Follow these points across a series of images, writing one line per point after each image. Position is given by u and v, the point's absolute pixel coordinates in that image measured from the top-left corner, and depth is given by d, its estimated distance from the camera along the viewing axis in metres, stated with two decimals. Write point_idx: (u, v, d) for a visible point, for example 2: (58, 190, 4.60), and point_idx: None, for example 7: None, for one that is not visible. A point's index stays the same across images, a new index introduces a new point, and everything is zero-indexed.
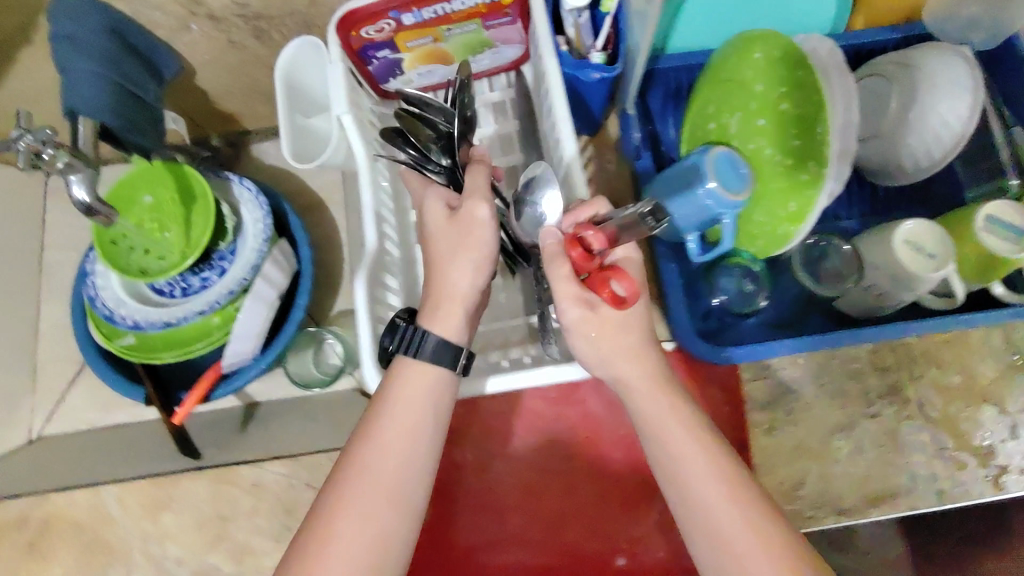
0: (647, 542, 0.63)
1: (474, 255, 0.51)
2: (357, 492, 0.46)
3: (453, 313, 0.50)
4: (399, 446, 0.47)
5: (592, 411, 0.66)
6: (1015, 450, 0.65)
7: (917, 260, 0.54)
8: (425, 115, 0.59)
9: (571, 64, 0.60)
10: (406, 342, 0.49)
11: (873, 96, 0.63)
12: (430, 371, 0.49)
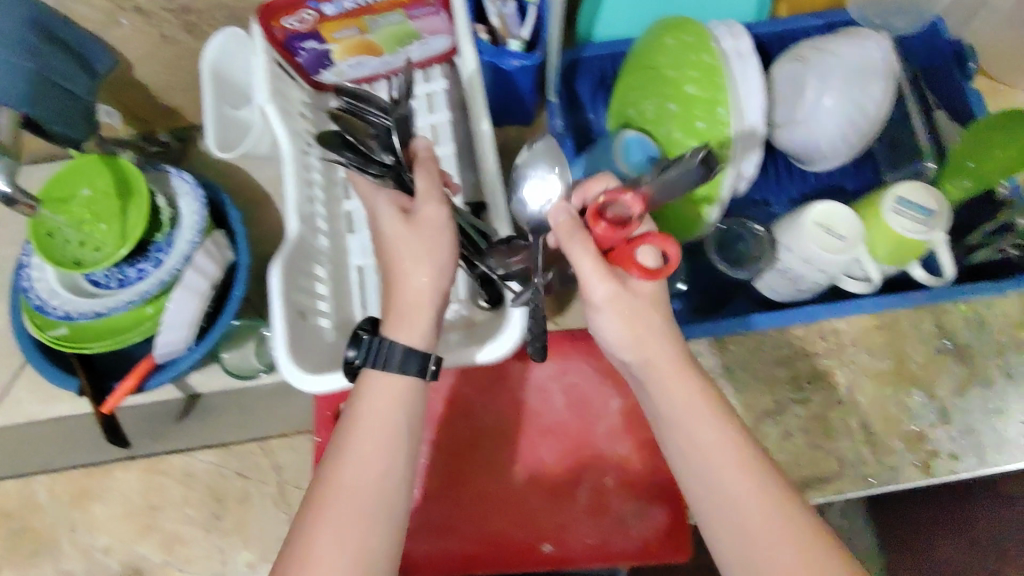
0: (574, 529, 0.62)
1: (438, 260, 0.50)
2: (337, 508, 0.46)
3: (418, 318, 0.50)
4: (378, 461, 0.47)
5: (520, 398, 0.67)
6: (943, 435, 0.65)
7: (827, 242, 0.54)
8: (365, 112, 0.56)
9: (489, 52, 0.61)
10: (373, 352, 0.49)
11: (790, 81, 0.62)
12: (401, 380, 0.49)
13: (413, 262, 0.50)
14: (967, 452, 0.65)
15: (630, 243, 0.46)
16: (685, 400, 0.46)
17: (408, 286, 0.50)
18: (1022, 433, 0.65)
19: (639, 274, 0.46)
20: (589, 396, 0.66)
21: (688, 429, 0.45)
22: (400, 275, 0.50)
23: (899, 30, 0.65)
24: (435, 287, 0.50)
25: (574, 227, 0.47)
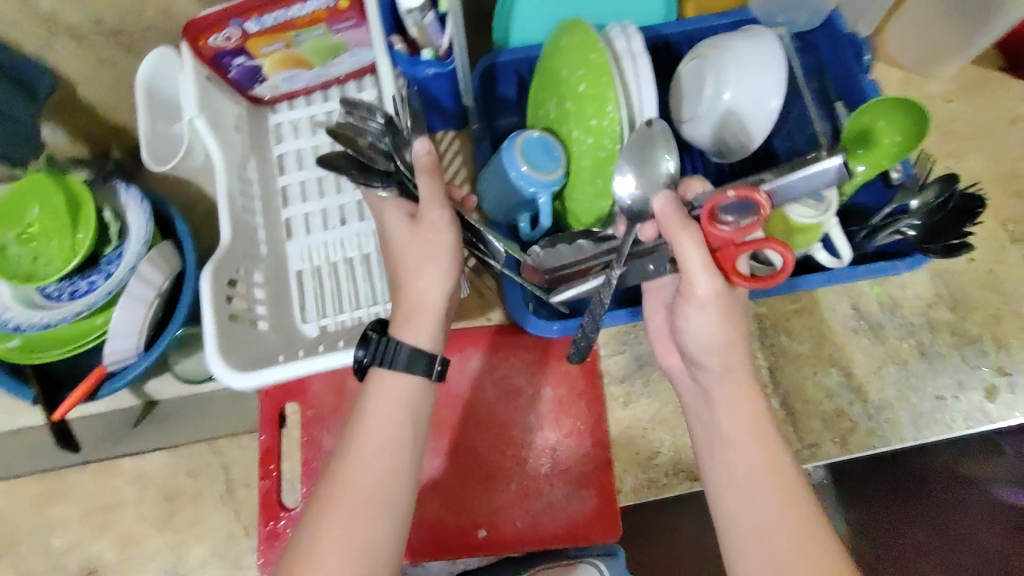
0: (507, 513, 0.66)
1: (441, 265, 0.53)
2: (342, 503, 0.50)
3: (423, 325, 0.54)
4: (382, 462, 0.52)
5: (455, 390, 0.69)
6: (860, 412, 0.68)
7: None
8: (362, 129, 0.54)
9: (405, 62, 0.65)
10: (381, 351, 0.53)
11: (691, 80, 0.66)
12: (409, 379, 0.53)
13: (417, 268, 0.53)
14: (884, 428, 0.68)
15: (742, 246, 0.48)
16: (751, 422, 0.51)
17: (414, 290, 0.54)
18: (936, 407, 0.68)
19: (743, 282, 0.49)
20: (519, 385, 0.69)
21: (748, 446, 0.51)
22: (406, 284, 0.54)
23: (804, 26, 0.71)
24: (438, 288, 0.54)
25: (687, 219, 0.48)
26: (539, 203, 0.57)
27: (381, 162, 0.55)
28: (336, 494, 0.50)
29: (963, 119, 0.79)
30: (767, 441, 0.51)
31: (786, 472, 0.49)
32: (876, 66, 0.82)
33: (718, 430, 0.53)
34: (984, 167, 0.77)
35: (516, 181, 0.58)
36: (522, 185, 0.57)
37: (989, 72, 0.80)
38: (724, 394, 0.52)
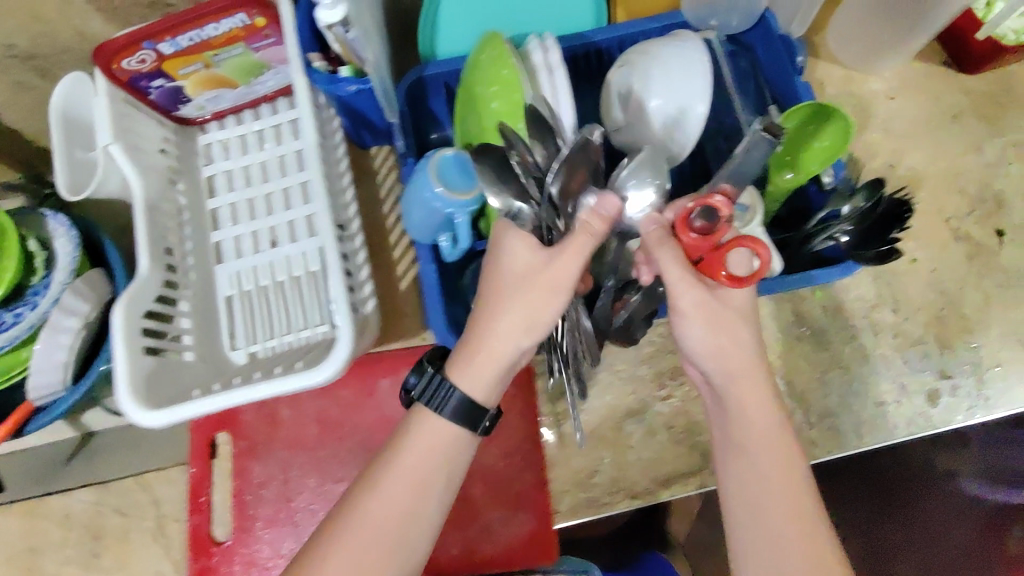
0: (440, 540, 0.66)
1: (528, 312, 0.51)
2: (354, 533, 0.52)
3: (485, 370, 0.52)
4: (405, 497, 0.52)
5: (389, 414, 0.68)
6: (802, 421, 0.67)
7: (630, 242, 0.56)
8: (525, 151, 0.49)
9: (322, 79, 0.63)
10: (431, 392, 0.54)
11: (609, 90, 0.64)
12: (455, 430, 0.53)
13: (501, 310, 0.51)
14: (828, 436, 0.67)
15: (721, 249, 0.49)
16: (781, 452, 0.53)
17: (493, 330, 0.52)
18: (876, 413, 0.68)
19: (728, 280, 0.50)
20: None
21: (760, 453, 0.53)
22: (484, 322, 0.52)
23: (736, 28, 0.69)
24: (513, 343, 0.52)
25: (665, 235, 0.50)
26: (456, 223, 0.56)
27: (532, 186, 0.50)
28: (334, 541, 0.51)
29: (905, 115, 0.78)
30: (779, 447, 0.53)
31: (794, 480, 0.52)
32: (818, 63, 0.80)
33: (733, 435, 0.54)
34: (926, 164, 0.76)
35: (430, 201, 0.55)
36: (437, 205, 0.55)
37: (933, 65, 0.79)
38: (746, 402, 0.53)
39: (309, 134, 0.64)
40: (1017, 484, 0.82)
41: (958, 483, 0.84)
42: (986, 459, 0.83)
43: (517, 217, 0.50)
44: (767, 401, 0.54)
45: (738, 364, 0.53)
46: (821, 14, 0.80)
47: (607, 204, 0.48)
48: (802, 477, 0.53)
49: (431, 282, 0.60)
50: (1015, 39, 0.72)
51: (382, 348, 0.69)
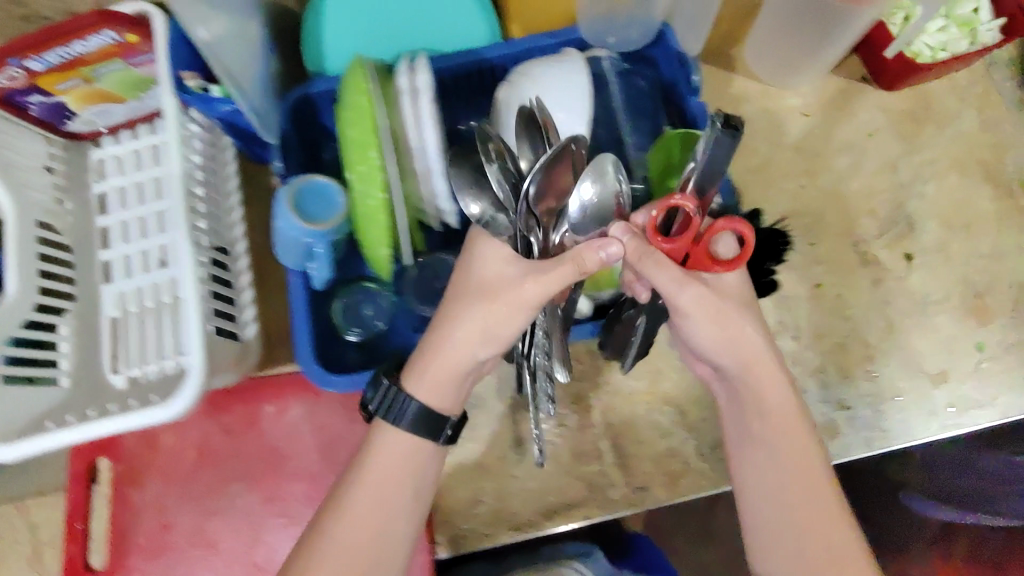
0: None
1: (490, 327, 0.51)
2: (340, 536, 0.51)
3: (442, 382, 0.53)
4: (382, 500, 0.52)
5: (271, 441, 0.67)
6: (693, 451, 0.67)
7: None
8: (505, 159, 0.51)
9: (196, 99, 0.60)
10: (388, 405, 0.53)
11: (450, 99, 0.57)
12: (413, 439, 0.53)
13: (461, 319, 0.51)
14: (718, 467, 0.67)
15: (702, 241, 0.51)
16: (779, 448, 0.55)
17: (452, 341, 0.52)
18: None
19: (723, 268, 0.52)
20: (339, 434, 0.67)
21: (776, 438, 0.55)
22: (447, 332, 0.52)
23: (638, 42, 0.66)
24: (471, 352, 0.52)
25: (643, 248, 0.49)
26: (311, 253, 0.54)
27: (510, 197, 0.51)
28: (336, 525, 0.52)
29: (821, 132, 0.75)
30: (794, 434, 0.55)
31: (803, 466, 0.54)
32: (733, 77, 0.77)
33: (747, 420, 0.56)
34: (838, 184, 0.73)
35: (286, 232, 0.54)
36: (293, 235, 0.54)
37: (851, 80, 0.76)
38: (764, 391, 0.55)
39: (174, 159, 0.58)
40: (964, 505, 0.84)
41: (907, 497, 0.85)
42: (940, 479, 0.84)
43: (496, 227, 0.52)
44: (783, 390, 0.55)
45: (754, 355, 0.54)
46: (737, 26, 0.77)
47: (611, 250, 0.48)
48: (799, 477, 0.54)
49: (300, 310, 0.58)
50: (931, 56, 0.72)
51: (262, 374, 0.68)
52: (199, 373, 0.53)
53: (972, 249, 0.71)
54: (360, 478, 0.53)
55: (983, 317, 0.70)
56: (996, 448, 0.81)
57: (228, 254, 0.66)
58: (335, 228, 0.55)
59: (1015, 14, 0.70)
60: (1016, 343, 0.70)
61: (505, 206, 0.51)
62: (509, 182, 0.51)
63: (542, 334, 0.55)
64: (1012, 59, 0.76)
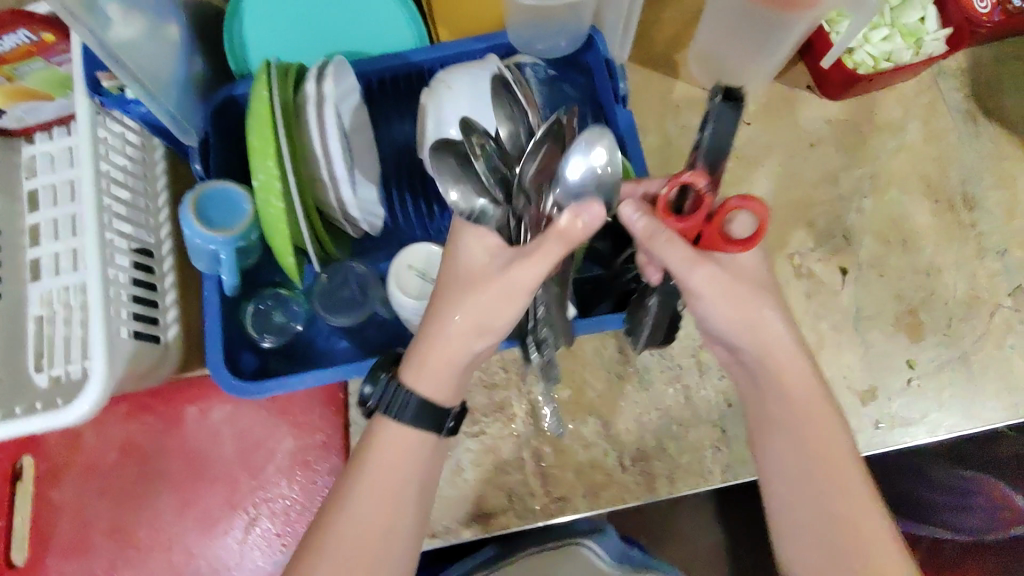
0: (232, 569, 0.67)
1: (479, 320, 0.47)
2: (349, 527, 0.49)
3: (443, 375, 0.48)
4: (391, 487, 0.49)
5: (192, 441, 0.68)
6: (615, 464, 0.67)
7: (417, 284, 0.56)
8: (489, 141, 0.47)
9: (111, 101, 0.59)
10: (389, 401, 0.50)
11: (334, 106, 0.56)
12: (418, 434, 0.50)
13: (451, 312, 0.48)
14: (640, 480, 0.66)
15: (713, 220, 0.46)
16: (791, 436, 0.51)
17: (445, 333, 0.48)
18: (693, 458, 0.67)
19: (736, 248, 0.47)
20: (259, 436, 0.68)
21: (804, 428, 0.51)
22: (441, 325, 0.48)
23: (566, 49, 0.65)
24: (468, 346, 0.48)
25: (655, 227, 0.45)
26: (214, 260, 0.54)
27: (495, 184, 0.46)
28: (339, 516, 0.49)
29: (763, 142, 0.73)
30: (824, 422, 0.51)
31: (835, 457, 0.50)
32: (676, 83, 0.75)
33: (764, 409, 0.53)
34: (776, 195, 0.72)
35: (190, 238, 0.54)
36: (196, 243, 0.54)
37: (795, 89, 0.74)
38: (787, 376, 0.51)
39: (86, 165, 0.56)
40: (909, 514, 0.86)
41: None
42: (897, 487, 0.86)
43: (485, 217, 0.46)
44: (805, 373, 0.51)
45: (773, 337, 0.51)
46: (680, 31, 0.76)
47: (590, 211, 0.41)
48: (826, 463, 0.50)
49: (211, 316, 0.57)
50: (874, 65, 0.70)
51: (184, 377, 0.69)
52: (101, 385, 0.53)
53: (908, 264, 0.70)
54: (363, 464, 0.50)
55: (916, 333, 0.69)
56: (955, 464, 0.85)
57: (153, 258, 0.65)
58: (236, 236, 0.54)
59: (961, 26, 0.68)
60: (949, 361, 0.69)
61: (491, 194, 0.46)
62: (500, 179, 0.46)
63: (542, 310, 0.51)
64: (962, 70, 0.75)
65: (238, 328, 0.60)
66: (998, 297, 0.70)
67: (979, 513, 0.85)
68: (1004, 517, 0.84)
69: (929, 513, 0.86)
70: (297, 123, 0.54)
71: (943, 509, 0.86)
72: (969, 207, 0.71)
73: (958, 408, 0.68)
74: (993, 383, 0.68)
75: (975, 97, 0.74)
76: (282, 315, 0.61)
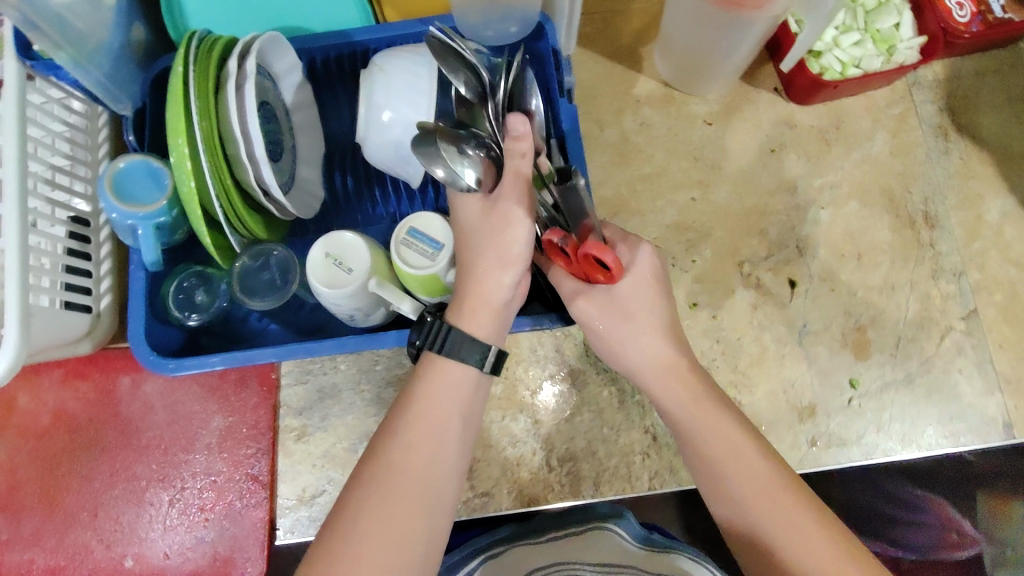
0: (153, 544, 0.67)
1: (502, 259, 0.48)
2: (390, 477, 0.44)
3: (484, 315, 0.48)
4: (428, 439, 0.45)
5: (124, 412, 0.68)
6: (542, 464, 0.66)
7: (338, 274, 0.55)
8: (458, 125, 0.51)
9: (40, 64, 0.56)
10: (434, 338, 0.48)
11: (260, 85, 0.56)
12: (462, 372, 0.48)
13: (476, 257, 0.49)
14: (565, 482, 0.66)
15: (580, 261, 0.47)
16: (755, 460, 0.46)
17: (474, 276, 0.49)
18: (622, 462, 0.66)
19: (604, 276, 0.47)
20: (190, 411, 0.68)
21: (728, 473, 0.46)
22: (476, 269, 0.49)
23: (516, 36, 0.63)
24: (498, 280, 0.48)
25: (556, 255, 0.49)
26: (130, 233, 0.55)
27: (470, 146, 0.50)
28: (377, 466, 0.44)
29: (724, 144, 0.71)
30: (751, 466, 0.45)
31: (782, 498, 0.44)
32: (638, 77, 0.73)
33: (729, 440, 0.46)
34: (732, 200, 0.70)
35: (109, 213, 0.55)
36: (112, 217, 0.55)
37: (762, 91, 0.72)
38: (695, 420, 0.47)
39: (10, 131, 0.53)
40: (888, 540, 0.67)
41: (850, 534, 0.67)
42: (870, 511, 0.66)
43: (476, 172, 0.49)
44: (717, 416, 0.47)
45: (662, 388, 0.49)
46: (647, 24, 0.73)
47: (515, 123, 0.49)
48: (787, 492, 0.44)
49: (137, 291, 0.57)
50: (841, 71, 0.68)
51: (119, 347, 0.69)
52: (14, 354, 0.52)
53: (862, 280, 0.68)
54: (408, 410, 0.46)
55: (862, 352, 0.67)
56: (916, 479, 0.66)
57: (89, 227, 0.64)
58: (149, 209, 0.55)
59: (936, 34, 0.67)
60: (894, 382, 0.66)
61: (468, 155, 0.50)
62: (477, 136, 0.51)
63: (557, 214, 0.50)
64: (938, 81, 0.72)
65: (165, 304, 0.59)
66: (952, 319, 0.67)
67: (930, 531, 0.67)
68: (951, 540, 0.68)
69: (876, 526, 0.67)
70: (218, 100, 0.52)
71: (889, 523, 0.67)
72: (930, 226, 0.69)
73: (898, 431, 0.66)
74: (937, 408, 0.66)
75: (949, 109, 0.71)
76: (203, 294, 0.61)
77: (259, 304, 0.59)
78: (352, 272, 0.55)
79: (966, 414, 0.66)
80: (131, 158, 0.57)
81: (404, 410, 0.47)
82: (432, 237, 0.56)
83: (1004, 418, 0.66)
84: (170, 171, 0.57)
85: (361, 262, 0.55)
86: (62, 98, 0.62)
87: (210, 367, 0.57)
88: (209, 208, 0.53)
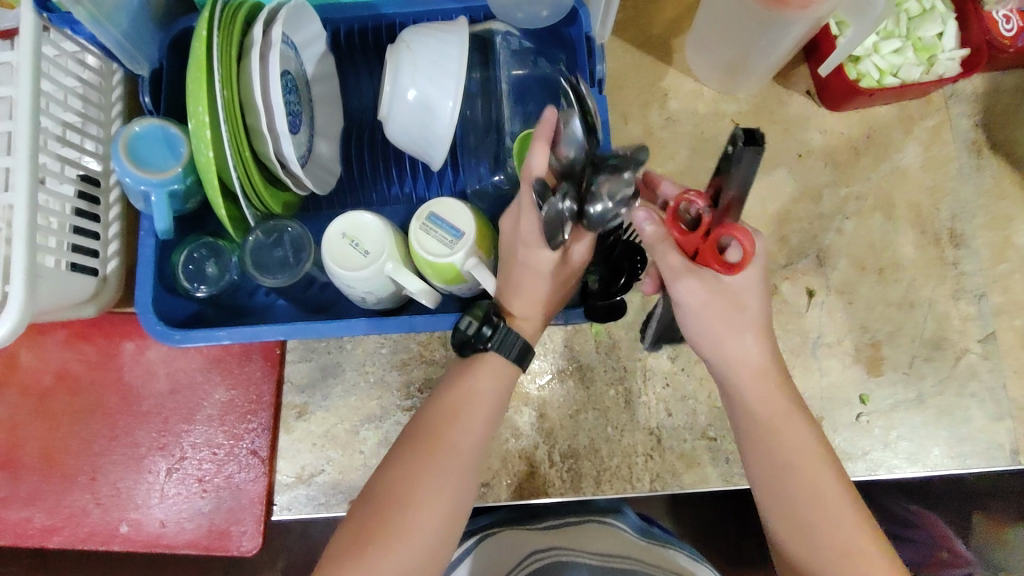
0: (149, 510, 0.67)
1: None
2: (443, 457, 0.45)
3: None
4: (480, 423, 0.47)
5: (125, 377, 0.68)
6: (544, 458, 0.66)
7: (353, 257, 0.54)
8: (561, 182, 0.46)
9: (58, 18, 0.56)
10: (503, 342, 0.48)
11: (283, 54, 0.54)
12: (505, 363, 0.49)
13: None
14: (565, 478, 0.65)
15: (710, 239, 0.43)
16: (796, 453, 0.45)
17: None
18: (623, 461, 0.66)
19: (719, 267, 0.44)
20: (191, 381, 0.68)
21: (781, 455, 0.46)
22: None
23: (547, 19, 0.60)
24: None
25: None
26: (143, 200, 0.54)
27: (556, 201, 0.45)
28: (432, 446, 0.45)
29: None
30: (806, 454, 0.45)
31: (827, 499, 0.44)
32: (668, 71, 0.71)
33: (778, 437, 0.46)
34: (755, 205, 0.68)
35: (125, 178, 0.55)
36: (128, 182, 0.54)
37: (795, 94, 0.70)
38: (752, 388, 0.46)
39: (24, 82, 0.51)
40: None
41: None
42: None
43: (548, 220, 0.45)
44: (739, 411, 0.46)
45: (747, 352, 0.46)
46: (682, 15, 0.71)
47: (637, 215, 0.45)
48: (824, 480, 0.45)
49: (146, 258, 0.56)
50: (879, 79, 0.66)
51: (123, 312, 0.68)
52: (18, 315, 0.50)
53: (881, 295, 0.67)
54: (461, 396, 0.47)
55: (875, 368, 0.66)
56: (911, 496, 0.67)
57: (99, 187, 0.63)
58: (164, 175, 0.54)
59: (980, 47, 0.65)
60: (905, 401, 0.65)
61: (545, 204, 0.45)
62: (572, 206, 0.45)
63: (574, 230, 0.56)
64: (976, 95, 0.70)
65: (173, 272, 0.58)
66: (970, 341, 0.66)
67: (920, 548, 0.70)
68: (939, 557, 0.70)
69: None
70: (241, 67, 0.50)
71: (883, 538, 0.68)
72: (956, 244, 0.68)
73: (905, 449, 0.64)
74: (946, 429, 0.65)
75: (985, 126, 0.69)
76: (213, 265, 0.59)
77: (267, 282, 0.58)
78: (368, 254, 0.54)
79: (976, 437, 0.65)
80: (150, 122, 0.55)
81: (457, 394, 0.48)
82: (450, 223, 0.54)
83: (1012, 445, 0.65)
84: (188, 139, 0.56)
85: (378, 246, 0.54)
86: (77, 53, 0.60)
87: (217, 340, 0.56)
88: (225, 178, 0.52)
